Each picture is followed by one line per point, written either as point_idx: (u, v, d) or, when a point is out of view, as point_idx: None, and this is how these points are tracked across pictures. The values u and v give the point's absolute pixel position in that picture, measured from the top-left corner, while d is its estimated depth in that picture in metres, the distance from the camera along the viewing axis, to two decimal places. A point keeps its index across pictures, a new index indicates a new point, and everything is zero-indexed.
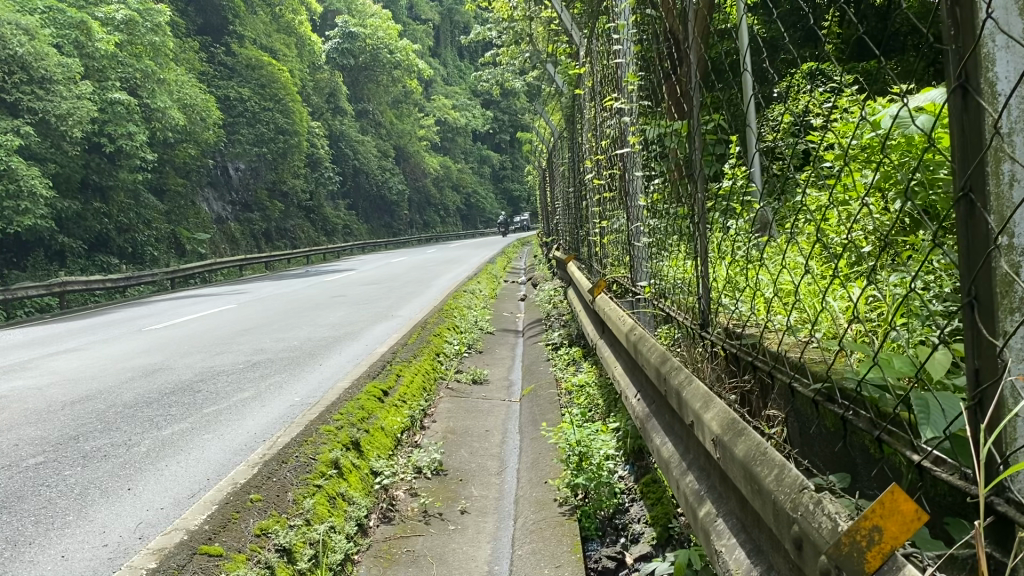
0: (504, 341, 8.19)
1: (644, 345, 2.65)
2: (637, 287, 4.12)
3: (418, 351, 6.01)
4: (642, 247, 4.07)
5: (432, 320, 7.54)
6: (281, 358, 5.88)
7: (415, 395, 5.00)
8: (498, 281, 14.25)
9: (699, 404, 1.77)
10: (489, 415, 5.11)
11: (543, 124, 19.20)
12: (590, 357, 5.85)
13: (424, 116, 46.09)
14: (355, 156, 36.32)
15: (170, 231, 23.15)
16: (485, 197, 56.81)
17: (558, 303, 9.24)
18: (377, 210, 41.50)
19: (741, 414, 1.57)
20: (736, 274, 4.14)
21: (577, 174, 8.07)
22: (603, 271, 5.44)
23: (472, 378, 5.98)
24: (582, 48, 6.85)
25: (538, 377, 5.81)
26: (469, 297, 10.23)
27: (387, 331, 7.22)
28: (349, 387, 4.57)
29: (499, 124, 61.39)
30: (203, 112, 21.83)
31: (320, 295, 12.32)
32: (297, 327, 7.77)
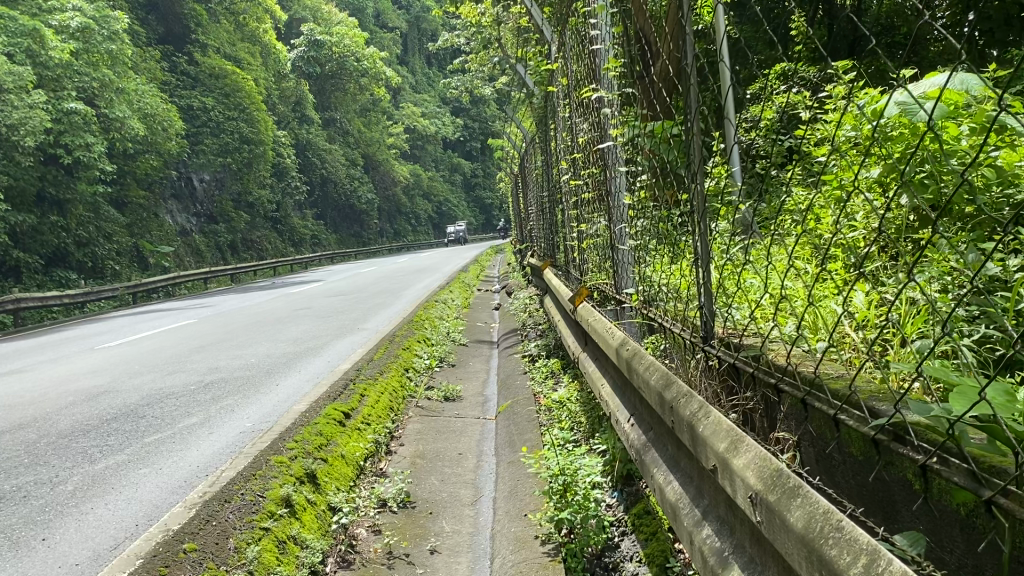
0: (478, 352, 7.84)
1: (635, 360, 2.30)
2: (621, 295, 3.76)
3: (385, 367, 5.64)
4: (627, 250, 3.70)
5: (400, 333, 7.17)
6: (236, 379, 5.46)
7: (381, 416, 4.63)
8: (471, 290, 13.90)
9: (724, 447, 1.44)
10: (462, 435, 4.75)
11: (514, 130, 18.90)
12: (568, 371, 5.51)
13: (393, 124, 45.63)
14: (323, 165, 35.81)
15: (132, 244, 22.51)
16: (456, 205, 56.44)
17: (533, 312, 8.91)
18: (346, 220, 40.98)
19: (788, 467, 1.24)
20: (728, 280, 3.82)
21: (551, 178, 7.75)
22: (582, 277, 5.12)
23: (443, 395, 5.61)
24: (553, 45, 6.53)
25: (514, 393, 5.47)
26: (442, 308, 9.84)
27: (352, 345, 6.82)
28: (304, 410, 4.19)
29: (468, 132, 61.13)
30: (164, 121, 21.25)
31: (285, 308, 11.85)
32: (257, 343, 7.33)
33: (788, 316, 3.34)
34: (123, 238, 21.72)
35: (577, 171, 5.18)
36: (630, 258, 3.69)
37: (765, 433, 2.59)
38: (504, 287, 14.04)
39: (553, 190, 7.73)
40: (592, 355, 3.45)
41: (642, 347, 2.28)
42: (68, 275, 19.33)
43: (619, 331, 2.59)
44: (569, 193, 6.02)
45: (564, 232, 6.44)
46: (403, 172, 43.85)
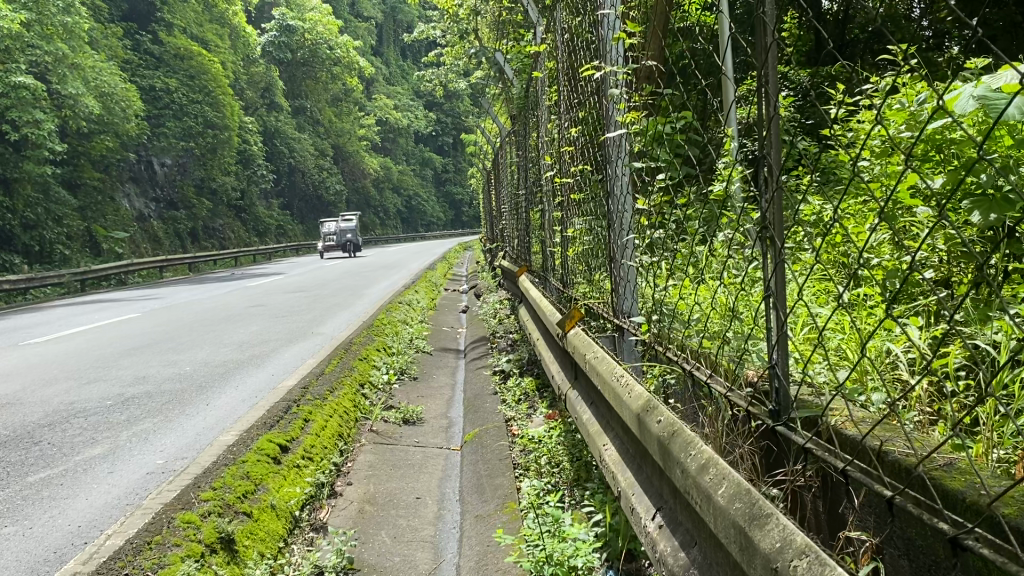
0: (444, 363, 7.17)
1: (662, 436, 1.62)
2: (621, 321, 3.07)
3: (335, 382, 4.93)
4: (630, 270, 2.98)
5: (358, 340, 6.46)
6: (162, 394, 4.71)
7: (327, 448, 3.94)
8: (438, 290, 13.23)
9: None
10: (422, 471, 4.07)
11: (490, 125, 18.22)
12: (547, 395, 4.87)
13: (364, 116, 44.68)
14: (291, 154, 34.82)
15: (85, 229, 21.43)
16: (426, 200, 55.68)
17: (505, 319, 8.27)
18: (313, 211, 39.99)
19: None
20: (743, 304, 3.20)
21: (530, 176, 7.12)
22: (568, 289, 4.47)
23: (403, 417, 4.93)
24: (539, 27, 5.88)
25: (484, 417, 4.81)
26: (406, 310, 9.11)
27: (302, 354, 6.06)
28: (233, 443, 3.46)
29: (441, 127, 60.39)
30: (122, 101, 20.17)
31: (236, 305, 11.03)
32: (196, 347, 6.55)
33: (829, 356, 2.72)
34: (75, 222, 20.66)
35: (566, 168, 4.53)
36: (629, 276, 3.00)
37: (824, 522, 1.95)
38: (474, 288, 13.40)
39: (531, 189, 7.08)
40: (585, 393, 2.79)
41: (673, 419, 1.61)
42: (13, 259, 18.25)
43: (631, 383, 1.91)
44: (551, 194, 5.37)
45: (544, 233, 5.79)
46: (373, 165, 42.94)
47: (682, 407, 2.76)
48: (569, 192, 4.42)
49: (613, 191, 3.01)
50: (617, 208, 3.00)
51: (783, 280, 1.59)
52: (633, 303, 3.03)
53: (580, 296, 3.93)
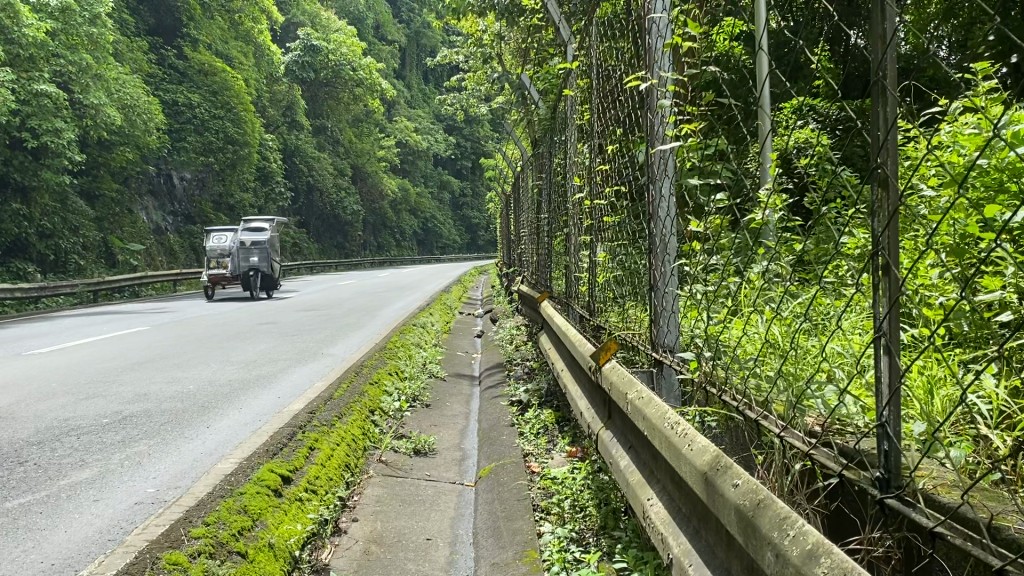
0: (458, 390, 6.92)
1: (742, 508, 1.34)
2: (660, 354, 2.79)
3: (343, 408, 4.66)
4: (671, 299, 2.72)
5: (370, 363, 6.21)
6: (162, 413, 4.45)
7: (331, 480, 3.67)
8: (452, 313, 13.03)
9: None
10: (433, 509, 3.79)
11: (511, 150, 18.03)
12: (567, 429, 4.62)
13: (384, 137, 44.73)
14: (309, 173, 34.80)
15: (100, 239, 21.37)
16: (443, 223, 55.66)
17: (522, 346, 8.03)
18: (329, 230, 39.95)
19: None
20: (794, 343, 2.92)
21: (553, 199, 6.90)
22: (596, 317, 4.22)
23: (414, 447, 4.66)
24: (571, 44, 5.69)
25: (500, 450, 4.55)
26: (420, 333, 8.87)
27: (310, 375, 5.80)
28: (232, 472, 3.20)
29: (460, 151, 60.51)
30: (144, 114, 20.12)
31: (246, 321, 10.81)
32: (202, 364, 6.31)
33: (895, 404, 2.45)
34: (91, 232, 20.58)
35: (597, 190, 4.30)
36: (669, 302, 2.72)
37: None
38: (489, 313, 13.18)
39: (554, 213, 6.86)
40: (620, 434, 2.49)
41: (758, 487, 1.32)
42: (27, 267, 18.18)
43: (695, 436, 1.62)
44: (578, 217, 5.13)
45: (568, 257, 5.55)
46: (391, 186, 42.92)
47: (725, 452, 2.48)
48: (600, 215, 4.19)
49: (654, 209, 2.76)
50: (659, 227, 2.74)
51: (898, 320, 1.30)
52: (673, 332, 2.74)
53: (613, 328, 3.67)
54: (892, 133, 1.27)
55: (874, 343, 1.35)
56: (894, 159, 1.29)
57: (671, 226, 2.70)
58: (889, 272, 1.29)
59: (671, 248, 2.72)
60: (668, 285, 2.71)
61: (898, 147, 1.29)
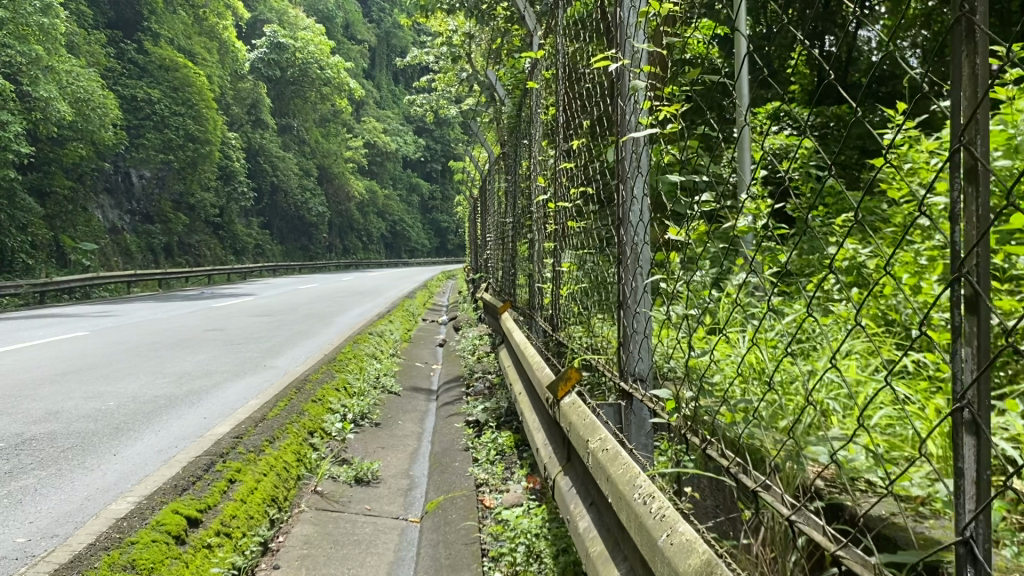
0: (413, 405, 6.48)
1: None
2: (629, 386, 2.36)
3: (276, 432, 4.19)
4: (639, 328, 2.30)
5: (316, 377, 5.74)
6: (70, 435, 3.92)
7: (253, 519, 3.21)
8: (414, 319, 12.59)
9: None
10: (370, 552, 3.35)
11: (479, 152, 17.59)
12: (527, 456, 4.22)
13: (351, 138, 43.99)
14: (274, 173, 34.00)
15: (52, 239, 20.54)
16: (411, 226, 55.05)
17: (484, 358, 7.61)
18: (294, 232, 39.12)
19: None
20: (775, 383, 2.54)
21: (517, 205, 6.48)
22: (560, 334, 3.80)
23: (356, 475, 4.22)
24: (537, 35, 5.27)
25: (452, 477, 4.12)
26: (375, 342, 8.37)
27: (247, 391, 5.31)
28: (124, 515, 2.70)
29: (429, 153, 59.92)
30: (99, 109, 19.32)
31: (194, 327, 10.23)
32: (132, 376, 5.77)
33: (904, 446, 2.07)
34: (41, 230, 19.74)
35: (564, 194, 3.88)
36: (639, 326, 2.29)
37: None
38: (452, 320, 12.74)
39: (518, 218, 6.43)
40: (580, 484, 2.04)
41: None
42: None
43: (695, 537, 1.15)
44: (541, 222, 4.70)
45: (532, 264, 5.14)
46: (359, 188, 42.21)
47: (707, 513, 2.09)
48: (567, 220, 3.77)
49: (626, 214, 2.33)
50: (631, 235, 2.32)
51: (992, 383, 0.88)
52: (645, 361, 2.30)
53: (575, 348, 3.26)
54: (986, 101, 0.86)
55: (949, 412, 0.94)
56: (986, 139, 0.89)
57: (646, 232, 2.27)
58: (980, 314, 0.88)
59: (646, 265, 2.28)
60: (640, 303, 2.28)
61: (991, 124, 0.88)
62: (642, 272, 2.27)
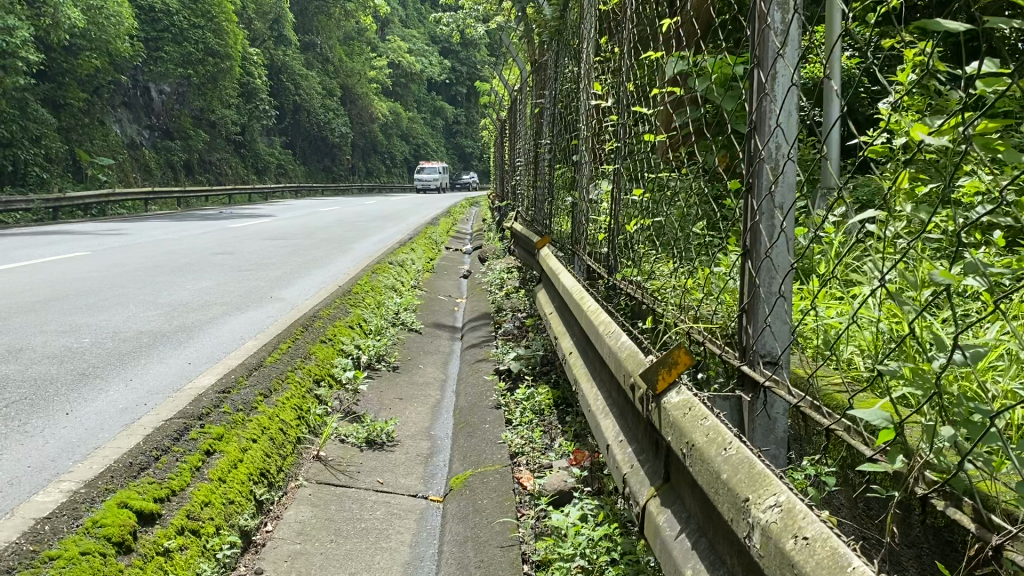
0: (435, 344, 5.82)
1: None
2: (758, 372, 1.61)
3: (275, 383, 3.52)
4: (785, 292, 1.54)
5: (328, 312, 5.05)
6: (22, 383, 3.23)
7: (240, 498, 2.58)
8: (437, 248, 11.88)
9: None
10: (379, 544, 2.67)
11: (511, 71, 16.48)
12: (574, 421, 3.54)
13: (375, 57, 42.49)
14: (296, 91, 32.79)
15: (66, 152, 19.75)
16: (435, 150, 53.81)
17: (513, 294, 6.89)
18: (316, 152, 38.14)
19: None
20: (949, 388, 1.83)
21: (558, 126, 5.64)
22: (639, 291, 3.08)
23: (367, 438, 3.53)
24: None
25: (480, 443, 3.45)
26: (396, 273, 7.64)
27: (246, 327, 4.63)
28: (48, 515, 2.02)
29: (455, 76, 58.25)
30: (113, 16, 18.20)
31: (201, 249, 9.52)
32: (119, 307, 5.09)
33: None
34: (55, 142, 18.95)
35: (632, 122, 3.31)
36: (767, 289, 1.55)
37: None
38: (477, 249, 12.01)
39: (557, 139, 5.62)
40: (694, 529, 1.31)
41: None
42: None
43: None
44: (590, 143, 3.90)
45: (577, 193, 4.33)
46: (382, 109, 40.91)
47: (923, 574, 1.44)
48: (626, 169, 3.58)
49: (760, 121, 1.58)
50: (762, 151, 1.57)
51: None
52: (777, 336, 1.57)
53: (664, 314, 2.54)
54: None
55: None
56: None
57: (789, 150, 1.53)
58: None
59: (788, 204, 1.53)
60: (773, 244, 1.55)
61: None
62: (781, 205, 1.54)
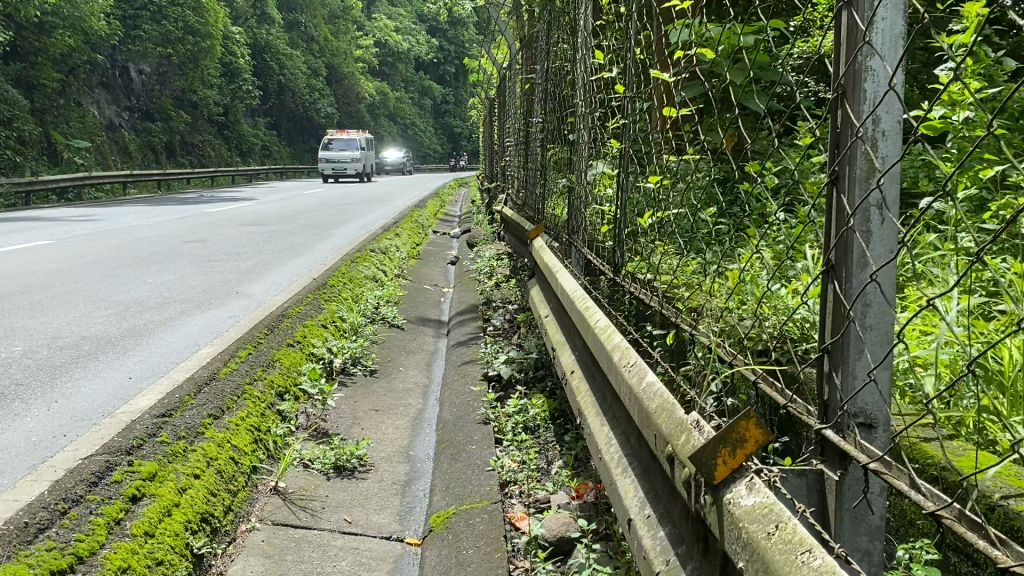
0: (419, 341, 5.35)
1: None
2: (848, 441, 1.15)
3: (228, 401, 3.05)
4: (885, 334, 1.09)
5: (298, 310, 4.57)
6: None
7: (175, 553, 2.12)
8: (424, 233, 11.40)
9: None
10: None
11: (501, 49, 15.90)
12: (572, 441, 3.08)
13: (361, 37, 41.64)
14: (280, 71, 32.01)
15: (41, 134, 19.06)
16: (425, 131, 53.08)
17: (503, 285, 6.42)
18: (303, 133, 37.41)
19: None
20: None
21: (551, 103, 5.14)
22: (653, 297, 2.63)
23: (334, 463, 3.06)
24: None
25: (464, 467, 2.99)
26: (378, 262, 7.15)
27: (204, 330, 4.14)
28: None
29: (444, 55, 57.38)
30: None
31: (172, 236, 8.99)
32: (67, 306, 4.61)
33: None
34: (28, 124, 18.23)
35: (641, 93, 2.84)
36: (862, 325, 1.10)
37: None
38: (466, 233, 11.53)
39: (550, 117, 5.14)
40: None
41: None
42: None
43: None
44: (590, 119, 3.42)
45: (573, 178, 3.84)
46: (369, 89, 40.15)
47: None
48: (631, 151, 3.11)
49: (851, 85, 1.12)
50: (854, 127, 1.11)
51: None
52: (875, 389, 1.11)
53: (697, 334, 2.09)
54: None
55: None
56: None
57: (896, 122, 1.08)
58: None
59: (894, 197, 1.08)
60: (870, 259, 1.11)
61: None
62: (882, 202, 1.09)
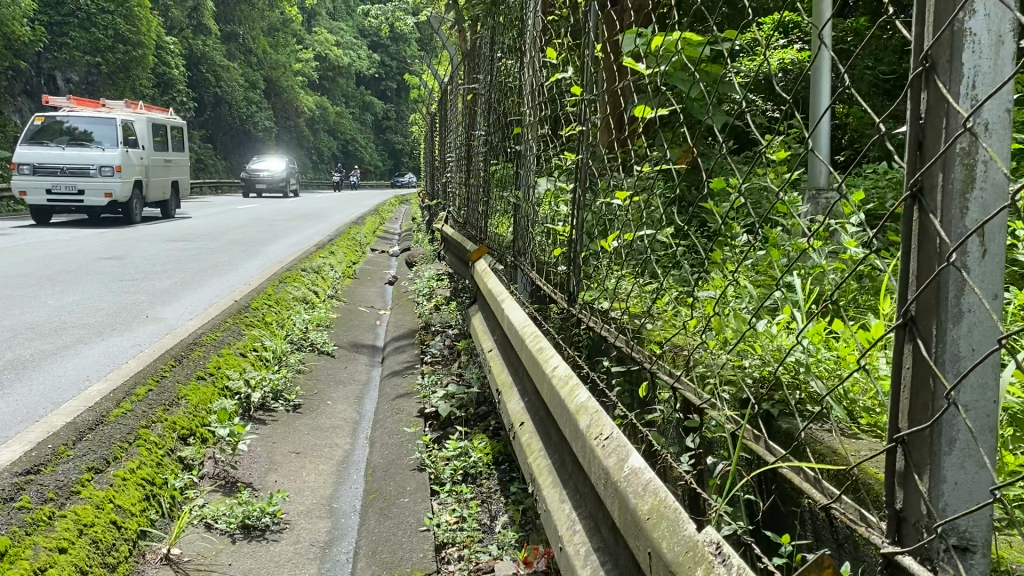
0: (350, 369, 4.92)
1: None
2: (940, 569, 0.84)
3: (116, 450, 2.59)
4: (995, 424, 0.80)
5: (211, 337, 4.09)
6: None
7: None
8: (362, 251, 10.93)
9: None
10: None
11: (446, 64, 15.49)
12: (519, 491, 2.70)
13: (302, 50, 40.77)
14: (216, 84, 31.04)
15: None
16: (366, 146, 52.34)
17: (442, 308, 6.02)
18: (239, 147, 36.39)
19: None
20: None
21: (496, 114, 4.79)
22: (612, 329, 2.29)
23: (242, 520, 2.62)
24: None
25: (395, 526, 2.57)
26: (308, 283, 6.67)
27: (100, 361, 3.64)
28: None
29: (386, 71, 56.76)
30: None
31: (86, 253, 8.36)
32: None
33: None
34: None
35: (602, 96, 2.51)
36: (962, 407, 0.80)
37: None
38: (404, 251, 11.09)
39: (494, 130, 4.78)
40: None
41: None
42: None
43: None
44: (540, 129, 3.07)
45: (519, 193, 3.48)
46: (309, 104, 39.31)
47: None
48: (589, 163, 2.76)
49: (942, 59, 0.81)
50: (948, 118, 0.81)
51: None
52: (973, 499, 0.82)
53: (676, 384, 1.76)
54: None
55: None
56: None
57: (1005, 110, 0.78)
58: None
59: (1004, 222, 0.79)
60: (973, 309, 0.80)
61: None
62: (989, 227, 0.79)
